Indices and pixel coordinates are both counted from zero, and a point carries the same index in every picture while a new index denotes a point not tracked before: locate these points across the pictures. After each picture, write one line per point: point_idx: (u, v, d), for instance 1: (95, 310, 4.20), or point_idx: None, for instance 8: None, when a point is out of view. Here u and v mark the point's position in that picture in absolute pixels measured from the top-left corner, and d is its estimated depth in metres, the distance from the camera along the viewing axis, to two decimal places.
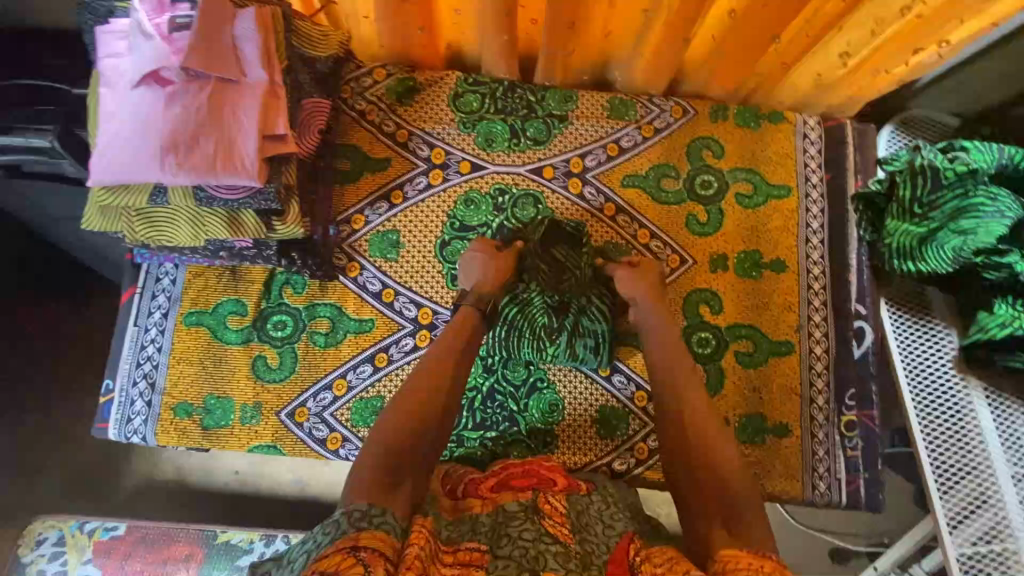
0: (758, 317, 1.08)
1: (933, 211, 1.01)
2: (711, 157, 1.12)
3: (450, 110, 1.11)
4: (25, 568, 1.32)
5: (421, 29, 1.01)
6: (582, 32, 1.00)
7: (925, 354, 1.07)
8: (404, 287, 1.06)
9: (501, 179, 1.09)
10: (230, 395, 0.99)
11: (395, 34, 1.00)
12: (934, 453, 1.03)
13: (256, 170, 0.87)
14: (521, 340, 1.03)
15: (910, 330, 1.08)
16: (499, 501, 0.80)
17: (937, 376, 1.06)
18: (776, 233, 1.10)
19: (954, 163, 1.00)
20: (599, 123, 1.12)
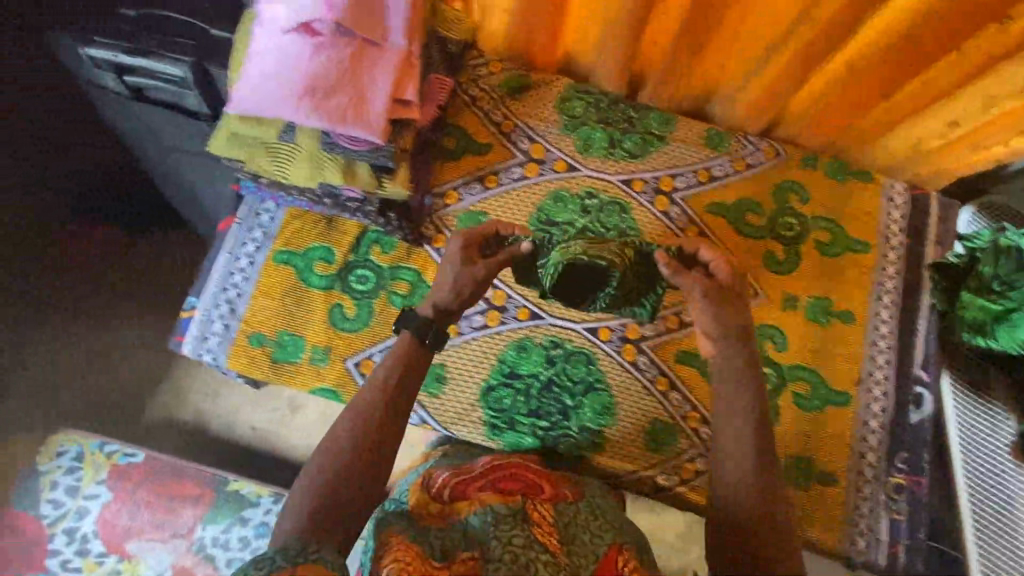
0: (821, 364, 1.08)
1: (1012, 290, 1.04)
2: (797, 202, 1.15)
3: (555, 111, 1.15)
4: (43, 475, 1.39)
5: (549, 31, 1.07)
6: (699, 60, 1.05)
7: (984, 435, 1.06)
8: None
9: (592, 183, 1.13)
10: (305, 334, 1.03)
11: (527, 30, 1.07)
12: (981, 533, 1.02)
13: (380, 128, 0.92)
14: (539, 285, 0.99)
15: (972, 409, 1.08)
16: (481, 500, 0.82)
17: (993, 459, 1.05)
18: (849, 286, 1.12)
19: None
20: (695, 149, 1.15)
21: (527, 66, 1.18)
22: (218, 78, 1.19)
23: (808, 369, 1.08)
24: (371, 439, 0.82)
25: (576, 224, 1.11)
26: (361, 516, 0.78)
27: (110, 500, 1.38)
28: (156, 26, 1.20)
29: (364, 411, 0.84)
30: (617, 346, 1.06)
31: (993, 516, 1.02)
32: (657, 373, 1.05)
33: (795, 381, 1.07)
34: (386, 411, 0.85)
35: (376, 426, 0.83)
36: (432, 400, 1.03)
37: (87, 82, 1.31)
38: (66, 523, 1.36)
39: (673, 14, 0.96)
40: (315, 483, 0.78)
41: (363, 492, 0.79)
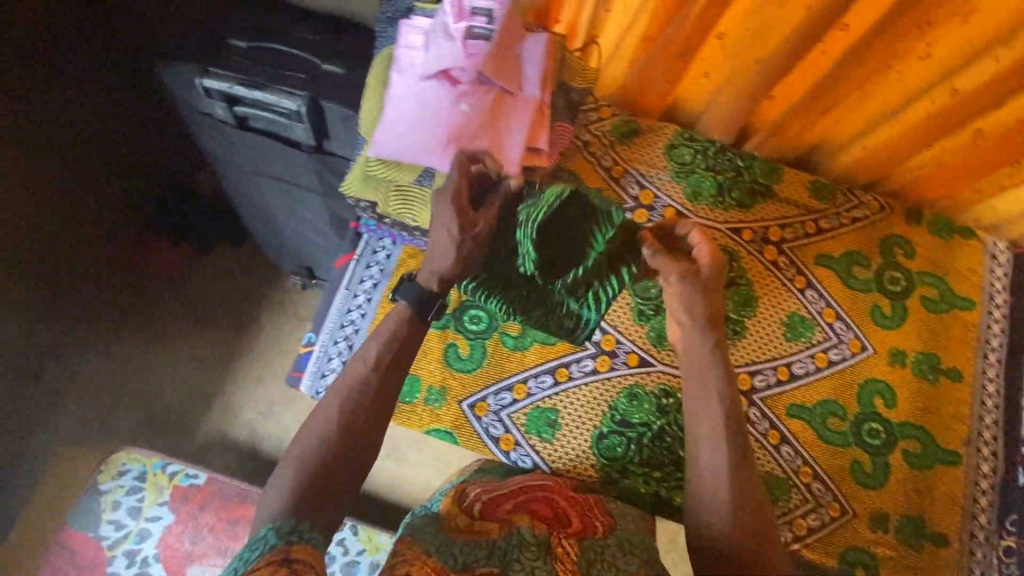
0: (930, 422, 1.08)
1: None
2: (903, 257, 1.15)
3: (664, 158, 1.17)
4: (104, 495, 1.34)
5: (667, 82, 1.09)
6: (817, 116, 1.07)
7: None
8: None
9: (701, 231, 1.14)
10: (420, 373, 1.04)
11: (646, 80, 1.09)
12: None
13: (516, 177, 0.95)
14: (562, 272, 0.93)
15: None
16: (514, 523, 0.86)
17: None
18: (955, 343, 1.12)
19: None
20: (802, 201, 1.16)
21: (634, 111, 1.20)
22: (330, 113, 1.20)
23: (919, 426, 1.07)
24: (346, 412, 0.88)
25: None
26: (344, 495, 0.84)
27: (173, 523, 1.33)
28: (269, 59, 1.22)
29: (363, 391, 0.90)
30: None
31: None
32: (769, 427, 1.05)
33: (905, 440, 1.07)
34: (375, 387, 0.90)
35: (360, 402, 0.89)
36: (546, 445, 1.03)
37: (189, 110, 1.32)
38: (126, 546, 1.31)
39: (804, 77, 0.98)
40: (304, 453, 0.85)
41: (349, 463, 0.86)
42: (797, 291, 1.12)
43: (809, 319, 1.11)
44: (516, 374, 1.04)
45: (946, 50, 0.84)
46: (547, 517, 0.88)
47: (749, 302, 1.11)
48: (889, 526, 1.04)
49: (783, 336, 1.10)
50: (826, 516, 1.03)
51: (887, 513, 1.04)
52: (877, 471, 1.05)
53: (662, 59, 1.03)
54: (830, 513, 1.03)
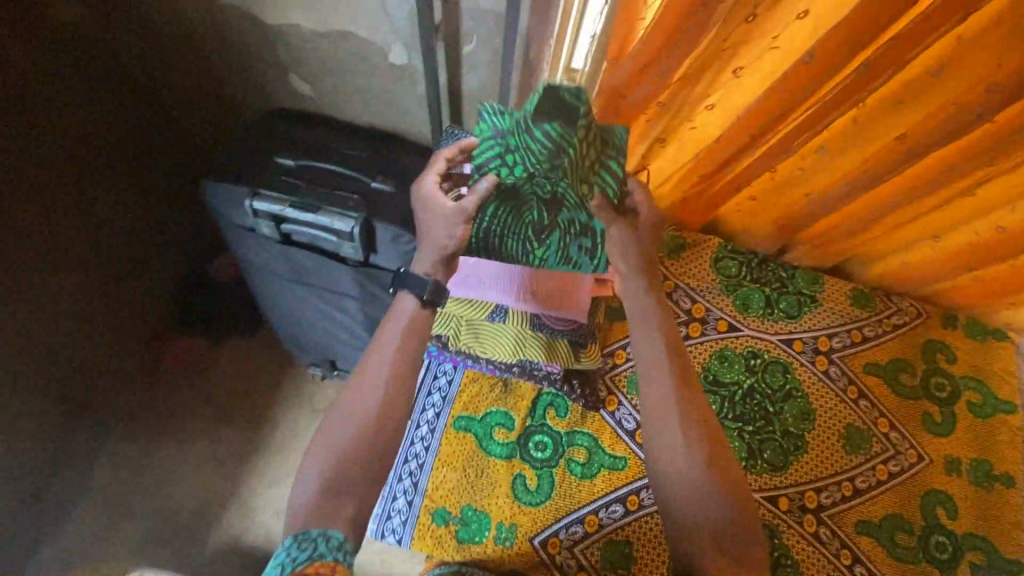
0: (991, 532, 1.09)
1: None
2: (944, 361, 1.19)
3: (712, 271, 1.20)
4: None
5: (716, 203, 1.13)
6: (858, 238, 1.12)
7: None
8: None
9: (754, 343, 1.16)
10: (488, 509, 1.00)
11: (697, 201, 1.13)
12: None
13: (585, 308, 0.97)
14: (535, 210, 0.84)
15: None
16: None
17: None
18: (1005, 446, 1.15)
19: None
20: (845, 310, 1.21)
21: (679, 225, 1.24)
22: (381, 232, 1.20)
23: (981, 537, 1.08)
24: (360, 436, 0.77)
25: (743, 383, 1.13)
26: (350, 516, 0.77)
27: None
28: (319, 180, 1.24)
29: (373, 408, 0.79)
30: (798, 516, 1.06)
31: None
32: (840, 547, 1.05)
33: (970, 552, 1.07)
34: (385, 399, 0.79)
35: (378, 418, 0.78)
36: None
37: (233, 226, 1.31)
38: None
39: (847, 212, 1.03)
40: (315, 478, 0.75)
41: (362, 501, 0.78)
42: (851, 402, 1.14)
43: (865, 430, 1.13)
44: (584, 501, 1.02)
45: (976, 198, 0.91)
46: None
47: (807, 415, 1.12)
48: None
49: (842, 449, 1.11)
50: None
51: None
52: None
53: (713, 188, 1.08)
54: None
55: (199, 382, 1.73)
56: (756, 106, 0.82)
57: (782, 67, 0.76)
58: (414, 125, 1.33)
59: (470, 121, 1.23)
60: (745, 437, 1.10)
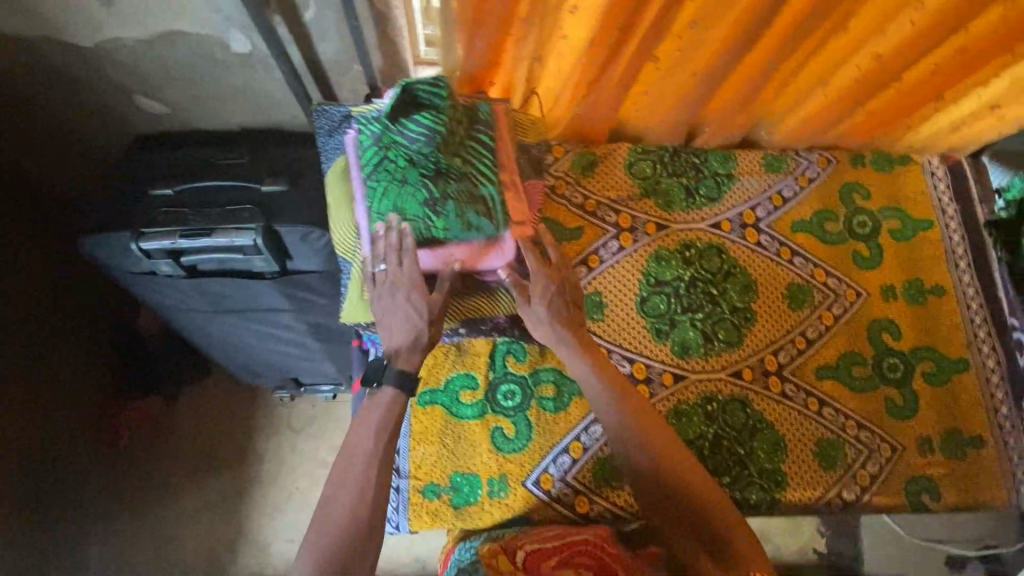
0: (933, 341, 1.17)
1: None
2: (862, 200, 1.24)
3: (628, 178, 1.20)
4: None
5: (612, 108, 1.11)
6: (756, 103, 1.12)
7: None
8: (616, 344, 1.11)
9: (685, 235, 1.18)
10: (475, 470, 1.00)
11: (591, 112, 1.11)
12: None
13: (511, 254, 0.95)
14: (425, 179, 0.89)
15: None
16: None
17: None
18: (929, 261, 1.22)
19: None
20: (762, 178, 1.23)
21: (586, 141, 1.22)
22: (288, 236, 1.13)
23: (925, 347, 1.16)
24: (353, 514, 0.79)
25: (684, 277, 1.15)
26: None
27: None
28: (206, 202, 1.15)
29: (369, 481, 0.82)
30: (763, 382, 1.11)
31: None
32: (808, 396, 1.10)
33: (919, 363, 1.15)
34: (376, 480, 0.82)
35: (366, 497, 0.81)
36: (617, 492, 1.02)
37: (131, 274, 1.21)
38: None
39: (741, 74, 1.03)
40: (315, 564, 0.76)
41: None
42: (787, 263, 1.18)
43: (804, 284, 1.17)
44: (565, 428, 1.04)
45: (849, 32, 0.93)
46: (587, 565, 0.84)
47: (750, 288, 1.16)
48: (934, 446, 1.10)
49: (788, 308, 1.15)
50: (883, 459, 1.08)
51: (928, 436, 1.11)
52: (907, 400, 1.12)
53: (603, 94, 1.05)
54: (883, 455, 1.08)
55: (159, 443, 1.63)
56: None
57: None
58: (290, 115, 1.24)
59: (343, 95, 1.15)
60: (698, 324, 1.13)
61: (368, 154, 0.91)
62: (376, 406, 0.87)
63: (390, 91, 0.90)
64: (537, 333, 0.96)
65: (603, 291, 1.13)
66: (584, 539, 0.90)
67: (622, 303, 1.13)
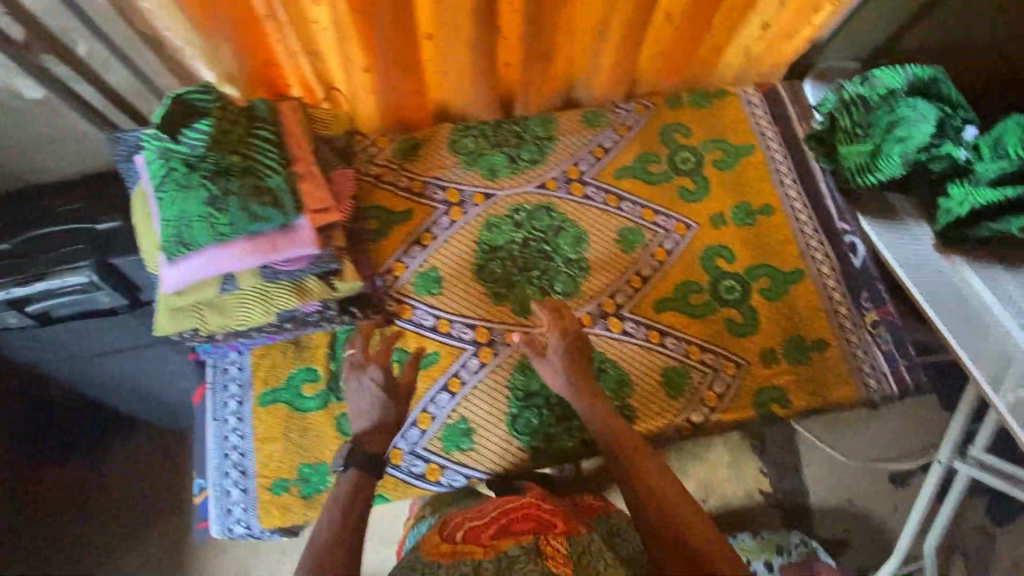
0: (768, 258, 1.20)
1: (870, 130, 1.14)
2: (683, 137, 1.28)
3: (451, 155, 1.23)
4: None
5: (413, 90, 1.15)
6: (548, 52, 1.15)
7: (913, 250, 1.14)
8: (456, 314, 1.13)
9: (513, 200, 1.21)
10: (323, 459, 1.02)
11: (393, 97, 1.15)
12: (945, 316, 1.03)
13: (311, 240, 0.96)
14: (204, 180, 0.91)
15: (890, 235, 1.17)
16: (500, 547, 0.83)
17: (932, 267, 1.12)
18: (755, 183, 1.26)
19: (875, 87, 1.14)
20: (583, 134, 1.27)
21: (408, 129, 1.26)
22: (126, 266, 1.15)
23: (758, 265, 1.20)
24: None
25: (517, 240, 1.19)
26: None
27: None
28: (39, 250, 1.14)
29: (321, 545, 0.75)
30: (604, 325, 1.14)
31: (947, 302, 1.05)
32: (648, 329, 1.13)
33: (755, 281, 1.19)
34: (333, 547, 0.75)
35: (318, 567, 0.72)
36: (468, 454, 1.06)
37: None
38: None
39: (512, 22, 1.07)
40: None
41: None
42: (615, 210, 1.22)
43: (635, 227, 1.21)
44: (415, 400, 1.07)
45: None
46: (528, 531, 0.86)
47: (581, 239, 1.19)
48: (779, 357, 1.14)
49: (622, 251, 1.19)
50: (728, 377, 1.12)
51: (771, 348, 1.14)
52: (747, 317, 1.16)
53: (392, 77, 1.09)
54: (728, 372, 1.12)
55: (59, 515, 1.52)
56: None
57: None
58: (111, 156, 1.25)
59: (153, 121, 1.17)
60: (535, 281, 1.16)
61: (153, 168, 0.93)
62: (339, 489, 0.83)
63: (162, 105, 0.93)
64: (553, 382, 0.98)
65: (438, 266, 1.16)
66: (519, 506, 0.93)
67: (459, 274, 1.16)
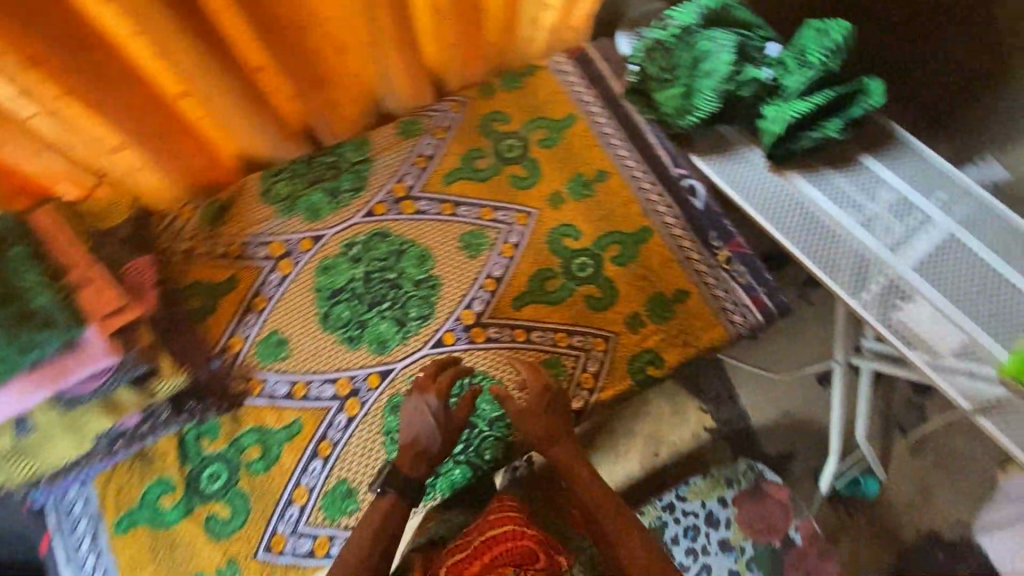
0: (613, 224, 1.19)
1: (676, 70, 1.12)
2: (503, 124, 1.25)
3: (266, 206, 1.15)
4: None
5: (195, 152, 1.08)
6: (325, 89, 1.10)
7: (748, 175, 1.13)
8: (315, 373, 1.09)
9: (343, 236, 1.15)
10: (199, 568, 1.03)
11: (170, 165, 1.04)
12: (798, 242, 1.06)
13: (106, 349, 0.92)
14: None
15: (728, 166, 1.14)
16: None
17: (771, 188, 1.11)
18: (584, 152, 1.24)
19: (670, 28, 1.12)
20: (402, 149, 1.21)
21: (213, 192, 1.18)
22: None
23: (604, 234, 1.18)
24: None
25: (358, 276, 1.13)
26: None
27: None
28: None
29: None
30: (466, 337, 1.11)
31: (794, 227, 1.07)
32: (511, 330, 1.12)
33: (600, 251, 1.17)
34: None
35: None
36: (355, 516, 1.06)
37: None
38: None
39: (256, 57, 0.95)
40: None
41: None
42: (445, 218, 1.17)
43: (474, 229, 1.17)
44: (274, 478, 1.06)
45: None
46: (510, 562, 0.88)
47: (424, 257, 1.15)
48: (644, 319, 1.15)
49: (468, 258, 1.15)
50: (600, 355, 1.13)
51: (632, 313, 1.16)
52: (604, 290, 1.15)
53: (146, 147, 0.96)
54: (598, 349, 1.13)
55: None
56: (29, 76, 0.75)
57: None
58: None
59: None
60: (387, 314, 1.11)
61: None
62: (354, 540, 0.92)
63: None
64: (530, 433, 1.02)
65: (281, 326, 1.11)
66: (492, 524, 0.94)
67: (309, 331, 1.11)
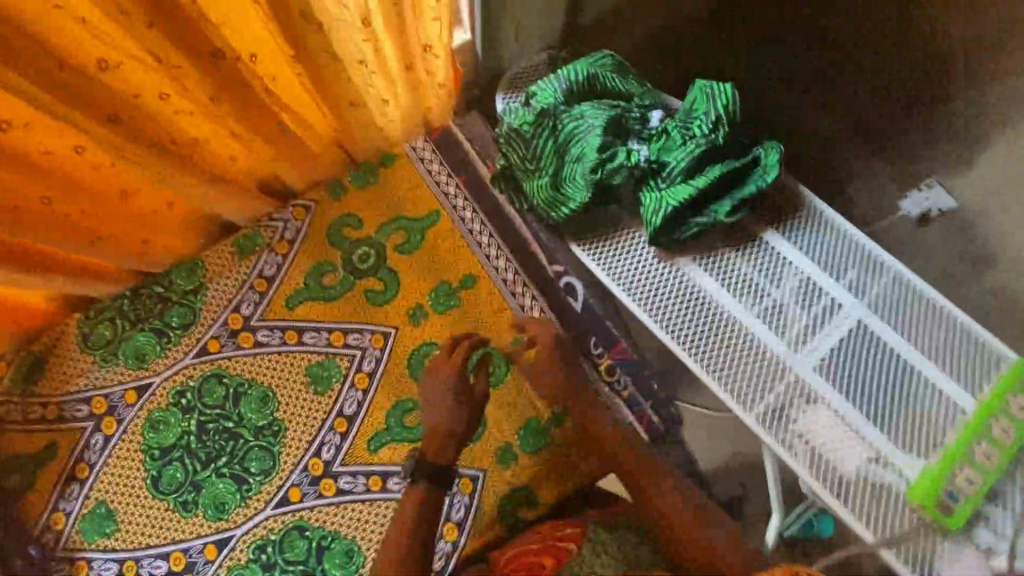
0: (768, 387, 0.87)
1: (706, 213, 0.90)
2: (677, 196, 0.87)
3: (348, 222, 0.93)
4: None
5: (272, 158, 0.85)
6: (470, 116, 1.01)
7: (973, 375, 0.85)
8: (324, 423, 0.86)
9: (421, 289, 0.92)
10: None
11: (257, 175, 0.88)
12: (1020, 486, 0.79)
13: (156, 367, 0.86)
14: None
15: (948, 355, 0.87)
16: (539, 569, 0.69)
17: (1006, 402, 0.82)
18: (759, 270, 0.93)
19: (735, 171, 0.89)
20: (522, 200, 0.94)
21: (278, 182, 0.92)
22: None
23: (771, 392, 0.87)
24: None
25: (422, 343, 0.89)
26: None
27: None
28: None
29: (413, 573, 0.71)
30: (534, 465, 0.86)
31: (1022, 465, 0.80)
32: (588, 476, 0.86)
33: (768, 417, 0.86)
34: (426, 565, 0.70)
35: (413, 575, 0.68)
36: None
37: None
38: None
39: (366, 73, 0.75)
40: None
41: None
42: (596, 318, 0.93)
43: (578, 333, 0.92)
44: (208, 554, 0.81)
45: None
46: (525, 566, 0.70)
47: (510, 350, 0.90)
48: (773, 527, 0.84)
49: None
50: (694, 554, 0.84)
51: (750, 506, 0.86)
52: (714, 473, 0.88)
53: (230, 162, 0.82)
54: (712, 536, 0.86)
55: None
56: (229, 98, 0.67)
57: (183, 65, 0.60)
58: None
59: None
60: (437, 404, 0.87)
61: None
62: None
63: None
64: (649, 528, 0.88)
65: (309, 376, 0.87)
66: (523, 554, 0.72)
67: (355, 386, 0.87)
